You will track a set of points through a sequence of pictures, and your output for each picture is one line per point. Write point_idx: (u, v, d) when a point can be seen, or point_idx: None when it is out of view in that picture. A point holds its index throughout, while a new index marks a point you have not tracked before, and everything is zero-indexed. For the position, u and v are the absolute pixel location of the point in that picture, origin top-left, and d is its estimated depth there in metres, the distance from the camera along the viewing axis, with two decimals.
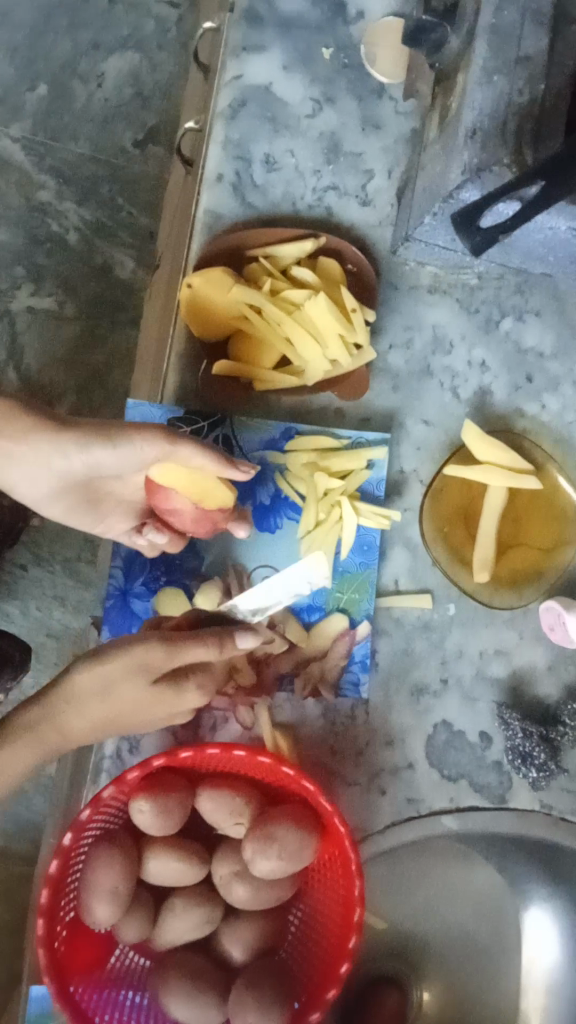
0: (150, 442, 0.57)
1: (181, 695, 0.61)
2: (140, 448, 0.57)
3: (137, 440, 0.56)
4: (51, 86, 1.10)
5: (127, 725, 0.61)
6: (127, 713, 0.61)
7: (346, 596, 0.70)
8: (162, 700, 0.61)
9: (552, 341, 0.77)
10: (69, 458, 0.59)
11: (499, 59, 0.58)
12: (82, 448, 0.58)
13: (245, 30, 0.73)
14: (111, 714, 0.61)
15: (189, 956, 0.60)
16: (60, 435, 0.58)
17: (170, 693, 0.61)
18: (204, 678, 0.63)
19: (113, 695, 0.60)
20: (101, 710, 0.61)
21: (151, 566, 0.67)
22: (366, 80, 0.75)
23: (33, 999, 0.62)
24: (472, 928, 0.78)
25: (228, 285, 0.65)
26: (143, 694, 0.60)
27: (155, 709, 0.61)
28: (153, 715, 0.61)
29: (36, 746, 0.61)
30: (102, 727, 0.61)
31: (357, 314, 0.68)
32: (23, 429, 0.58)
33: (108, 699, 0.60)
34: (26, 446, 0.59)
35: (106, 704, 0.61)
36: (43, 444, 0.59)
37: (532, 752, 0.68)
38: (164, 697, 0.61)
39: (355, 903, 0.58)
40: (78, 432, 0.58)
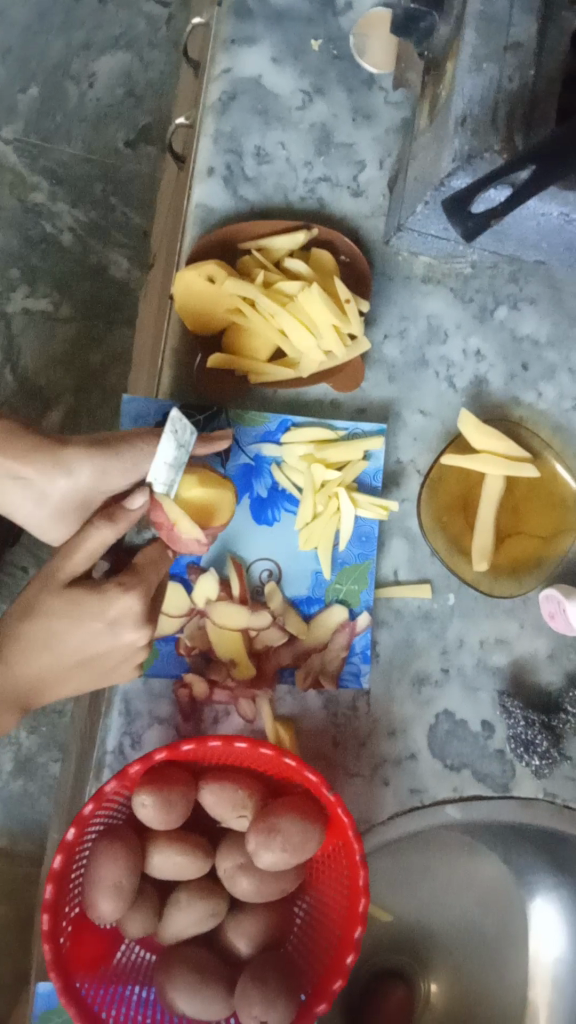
0: (155, 448, 0.58)
1: (107, 595, 0.54)
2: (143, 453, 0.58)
3: (140, 446, 0.57)
4: (43, 86, 1.10)
5: (69, 655, 0.56)
6: (61, 636, 0.55)
7: (346, 588, 0.70)
8: (87, 602, 0.54)
9: (547, 329, 0.77)
10: (73, 477, 0.58)
11: (488, 46, 0.58)
12: (90, 463, 0.57)
13: (234, 22, 0.73)
14: (47, 645, 0.55)
15: (194, 950, 0.59)
16: (63, 451, 0.57)
17: (94, 596, 0.54)
18: (131, 578, 0.55)
19: (35, 618, 0.54)
20: (34, 643, 0.54)
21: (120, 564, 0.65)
22: (357, 72, 0.75)
23: (39, 996, 0.61)
24: (479, 919, 0.78)
25: (222, 279, 0.65)
26: (68, 602, 0.54)
27: (82, 610, 0.54)
28: (86, 627, 0.54)
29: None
30: (44, 664, 0.56)
31: (351, 305, 0.67)
32: (25, 448, 0.57)
33: (31, 629, 0.54)
34: (31, 468, 0.57)
35: (34, 630, 0.54)
36: (43, 467, 0.57)
37: (535, 739, 0.68)
38: (91, 600, 0.54)
39: (360, 894, 0.58)
40: (83, 446, 0.57)
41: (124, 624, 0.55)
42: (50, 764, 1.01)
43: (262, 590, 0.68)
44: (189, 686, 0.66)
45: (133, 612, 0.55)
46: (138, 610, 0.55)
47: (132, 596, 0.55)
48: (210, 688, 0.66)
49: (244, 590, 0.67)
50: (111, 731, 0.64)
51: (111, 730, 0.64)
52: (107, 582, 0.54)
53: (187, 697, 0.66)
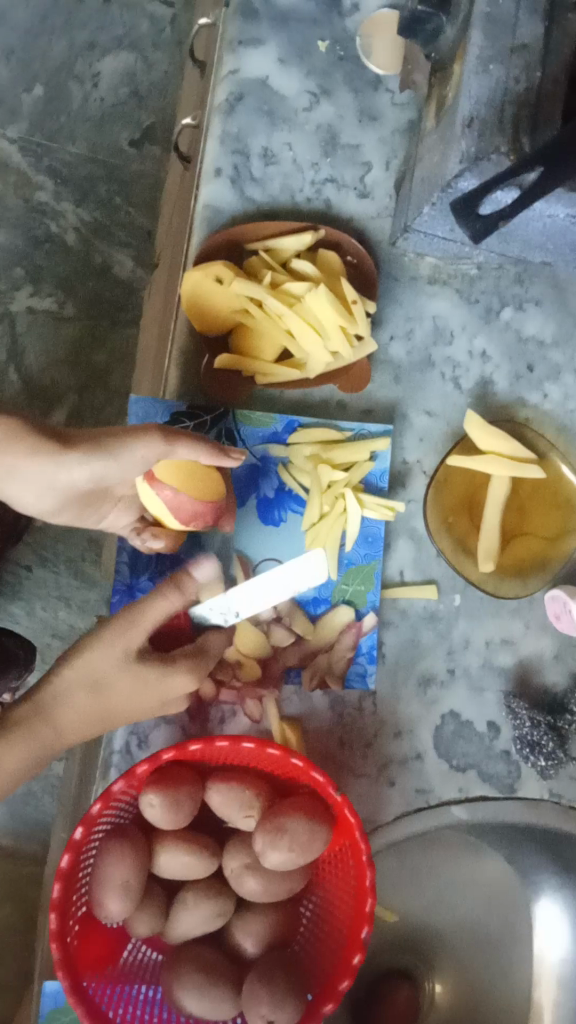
0: (156, 449, 0.55)
1: (169, 675, 0.59)
2: (142, 456, 0.55)
3: (140, 447, 0.55)
4: (47, 86, 1.11)
5: (122, 714, 0.59)
6: (119, 696, 0.59)
7: (352, 588, 0.70)
8: (151, 679, 0.59)
9: (553, 330, 0.77)
10: (76, 472, 0.56)
11: (495, 47, 0.58)
12: (92, 462, 0.55)
13: (241, 23, 0.73)
14: (103, 709, 0.59)
15: (201, 949, 0.60)
16: (65, 452, 0.55)
17: (159, 674, 0.59)
18: (193, 661, 0.61)
19: (102, 680, 0.59)
20: (95, 703, 0.59)
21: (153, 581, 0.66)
22: (363, 73, 0.76)
23: (46, 995, 0.61)
24: (483, 918, 0.78)
25: (229, 280, 0.65)
26: (135, 678, 0.59)
27: (140, 686, 0.59)
28: (145, 693, 0.59)
29: (31, 749, 0.57)
30: (94, 723, 0.59)
31: (358, 306, 0.68)
32: (26, 446, 0.54)
33: (97, 690, 0.59)
34: (29, 463, 0.55)
35: (99, 695, 0.59)
36: (48, 464, 0.55)
37: (541, 740, 0.68)
38: (154, 674, 0.59)
39: (367, 893, 0.58)
40: (85, 444, 0.55)
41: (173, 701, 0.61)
42: (54, 764, 1.01)
43: (269, 590, 0.68)
44: (196, 686, 0.66)
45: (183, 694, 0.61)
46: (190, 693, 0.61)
47: (189, 675, 0.60)
48: (217, 687, 0.66)
49: (251, 590, 0.68)
50: (118, 730, 0.64)
51: (118, 730, 0.64)
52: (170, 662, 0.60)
53: (194, 697, 0.66)
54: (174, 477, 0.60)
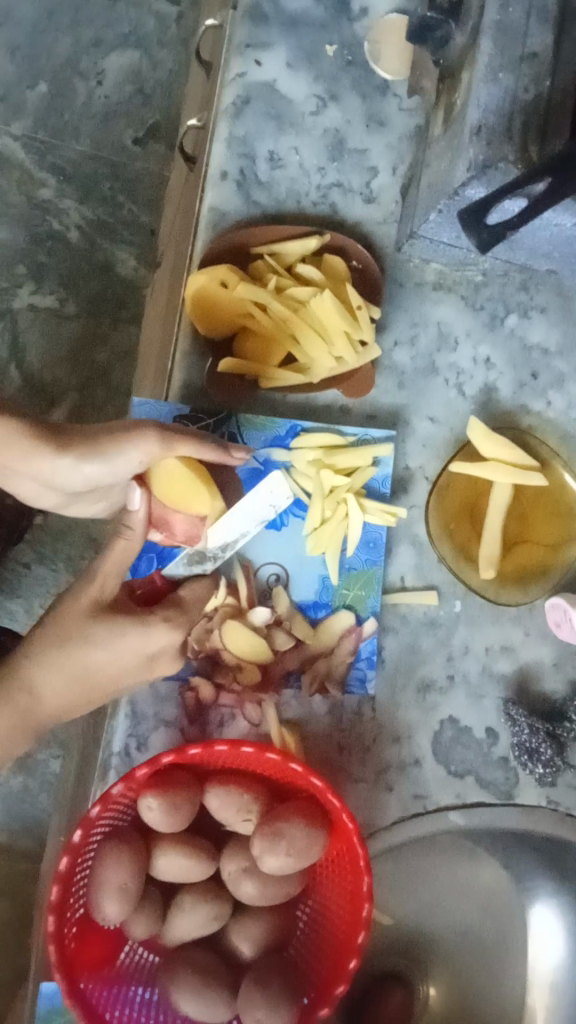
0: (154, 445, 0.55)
1: (148, 631, 0.56)
2: (141, 457, 0.55)
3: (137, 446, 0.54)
4: (52, 83, 1.10)
5: (102, 681, 0.56)
6: (97, 664, 0.55)
7: (353, 593, 0.70)
8: (128, 635, 0.55)
9: (557, 338, 0.77)
10: (78, 472, 0.55)
11: (504, 56, 0.58)
12: (92, 460, 0.54)
13: (249, 26, 0.73)
14: (81, 668, 0.55)
15: (197, 953, 0.60)
16: (65, 453, 0.53)
17: (137, 627, 0.56)
18: (173, 616, 0.58)
19: (77, 649, 0.55)
20: (71, 664, 0.55)
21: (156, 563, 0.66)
22: (370, 77, 0.75)
23: (42, 995, 0.62)
24: (478, 924, 0.78)
25: (234, 283, 0.65)
26: (111, 634, 0.55)
27: (119, 652, 0.55)
28: (125, 659, 0.56)
29: (9, 718, 0.55)
30: (75, 687, 0.56)
31: (363, 312, 0.68)
32: (25, 447, 0.53)
33: (72, 650, 0.55)
34: (29, 466, 0.54)
35: (74, 654, 0.55)
36: (46, 462, 0.54)
37: (539, 747, 0.68)
38: (133, 630, 0.56)
39: (364, 899, 0.58)
40: (83, 444, 0.54)
41: (160, 656, 0.57)
42: (51, 761, 1.01)
43: (269, 594, 0.69)
44: (195, 689, 0.66)
45: (170, 647, 0.58)
46: (175, 646, 0.58)
47: (173, 634, 0.57)
48: (216, 691, 0.66)
49: (251, 594, 0.68)
50: (117, 732, 0.64)
51: (117, 732, 0.64)
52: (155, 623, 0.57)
53: (193, 700, 0.66)
54: (167, 484, 0.59)
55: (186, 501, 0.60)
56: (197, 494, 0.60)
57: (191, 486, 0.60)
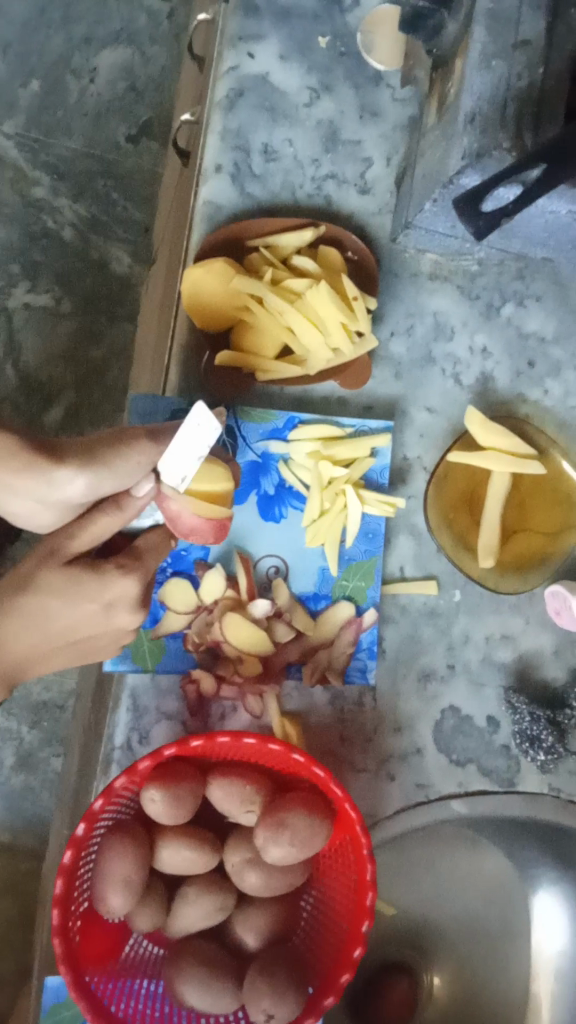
0: (150, 451, 0.55)
1: (104, 579, 0.56)
2: (138, 463, 0.54)
3: (134, 454, 0.54)
4: (44, 81, 1.10)
5: (64, 636, 0.58)
6: (58, 621, 0.57)
7: (352, 584, 0.70)
8: (85, 586, 0.55)
9: (553, 326, 0.77)
10: (72, 488, 0.54)
11: (498, 43, 0.58)
12: (82, 474, 0.53)
13: (241, 18, 0.73)
14: (42, 619, 0.56)
15: (202, 944, 0.60)
16: (61, 469, 0.52)
17: (94, 578, 0.56)
18: (128, 564, 0.57)
19: (34, 601, 0.55)
20: (33, 618, 0.56)
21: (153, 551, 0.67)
22: (363, 69, 0.75)
23: (47, 990, 0.62)
24: (481, 913, 0.79)
25: (229, 276, 0.64)
26: (69, 586, 0.55)
27: (72, 602, 0.56)
28: (82, 613, 0.56)
29: None
30: (38, 638, 0.58)
31: (359, 303, 0.67)
32: (20, 462, 0.52)
33: (30, 602, 0.55)
34: (21, 484, 0.53)
35: (32, 605, 0.55)
36: (42, 478, 0.53)
37: (540, 735, 0.69)
38: (91, 581, 0.56)
39: (367, 888, 0.58)
40: (76, 458, 0.53)
41: (119, 606, 0.57)
42: (52, 760, 1.01)
43: (269, 586, 0.69)
44: (197, 682, 0.66)
45: (129, 597, 0.57)
46: (135, 595, 0.58)
47: (130, 582, 0.57)
48: (218, 684, 0.66)
49: (251, 585, 0.68)
50: (119, 725, 0.64)
51: (119, 726, 0.64)
52: (108, 567, 0.56)
53: (194, 693, 0.66)
54: None
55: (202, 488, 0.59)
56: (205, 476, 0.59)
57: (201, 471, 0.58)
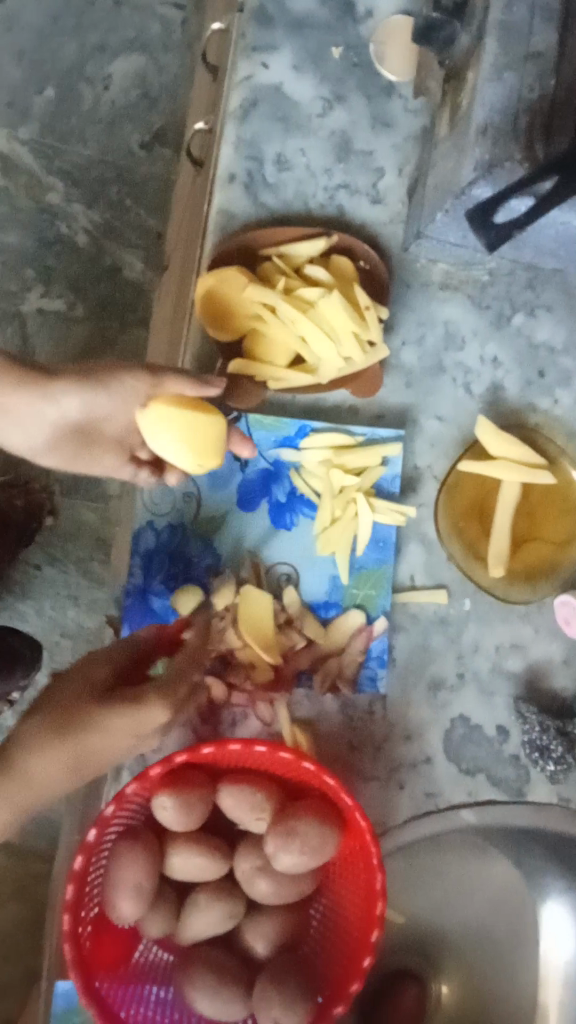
0: (142, 384, 0.60)
1: (142, 712, 0.56)
2: (131, 388, 0.60)
3: (128, 382, 0.60)
4: (59, 88, 1.11)
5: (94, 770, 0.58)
6: (94, 759, 0.57)
7: (363, 593, 0.70)
8: (122, 721, 0.56)
9: (563, 335, 0.77)
10: (65, 406, 0.60)
11: (508, 56, 0.59)
12: (76, 393, 0.59)
13: (256, 30, 0.73)
14: (79, 757, 0.57)
15: (212, 951, 0.60)
16: (52, 384, 0.59)
17: (132, 711, 0.56)
18: (166, 690, 0.58)
19: (73, 741, 0.56)
20: (70, 759, 0.57)
21: (168, 560, 0.68)
22: (377, 80, 0.76)
23: (57, 995, 0.62)
24: (489, 924, 0.79)
25: (243, 284, 0.65)
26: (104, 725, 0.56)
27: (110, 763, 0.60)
28: (115, 748, 0.57)
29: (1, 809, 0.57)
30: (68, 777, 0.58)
31: (370, 312, 0.68)
32: (12, 381, 0.59)
33: (69, 742, 0.57)
34: (16, 402, 0.59)
35: (73, 744, 0.56)
36: (36, 398, 0.59)
37: (550, 745, 0.69)
38: (125, 716, 0.56)
39: (377, 897, 0.58)
40: (71, 379, 0.60)
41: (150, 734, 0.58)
42: None
43: (280, 593, 0.69)
44: (208, 691, 0.66)
45: (158, 726, 0.58)
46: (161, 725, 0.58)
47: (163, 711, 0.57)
48: (229, 691, 0.66)
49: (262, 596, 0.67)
50: None
51: None
52: (142, 700, 0.57)
53: (206, 700, 0.66)
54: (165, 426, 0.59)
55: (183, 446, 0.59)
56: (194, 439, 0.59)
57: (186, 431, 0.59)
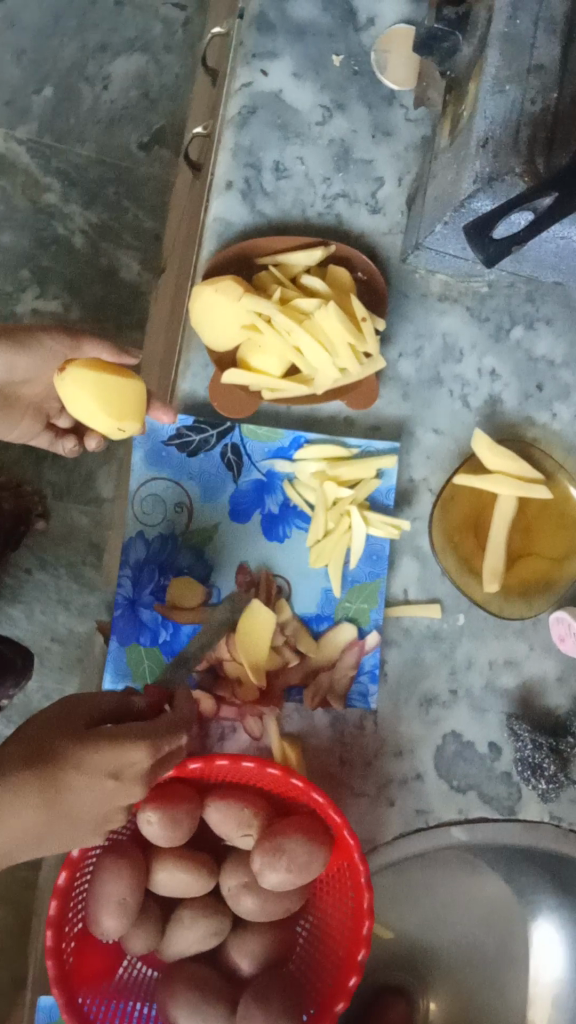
0: (59, 343, 0.68)
1: (122, 749, 0.51)
2: (52, 349, 0.67)
3: (48, 344, 0.67)
4: (58, 88, 1.10)
5: (71, 824, 0.51)
6: (72, 808, 0.50)
7: (355, 606, 0.69)
8: (105, 756, 0.51)
9: (563, 349, 0.77)
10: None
11: (511, 68, 0.58)
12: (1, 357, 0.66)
13: (256, 36, 0.72)
14: (55, 805, 0.50)
15: (196, 968, 0.60)
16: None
17: (115, 747, 0.51)
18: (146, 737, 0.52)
19: (40, 787, 0.49)
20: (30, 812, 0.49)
21: (159, 572, 0.67)
22: (377, 88, 0.75)
23: (39, 1009, 0.62)
24: (479, 938, 0.78)
25: (238, 296, 0.63)
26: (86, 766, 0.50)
27: (79, 829, 0.52)
28: (95, 795, 0.51)
29: None
30: (30, 835, 0.49)
31: (367, 324, 0.67)
32: None
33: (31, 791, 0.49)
34: None
35: (43, 788, 0.49)
36: None
37: (542, 763, 0.68)
38: (108, 753, 0.51)
39: (364, 917, 0.58)
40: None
41: (129, 781, 0.52)
42: None
43: None
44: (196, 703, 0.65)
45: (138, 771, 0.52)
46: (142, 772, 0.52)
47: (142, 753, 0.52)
48: (218, 705, 0.66)
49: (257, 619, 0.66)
50: None
51: None
52: (125, 737, 0.52)
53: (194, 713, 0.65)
54: (87, 391, 0.60)
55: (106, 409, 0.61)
56: (117, 405, 0.61)
57: (109, 396, 0.61)
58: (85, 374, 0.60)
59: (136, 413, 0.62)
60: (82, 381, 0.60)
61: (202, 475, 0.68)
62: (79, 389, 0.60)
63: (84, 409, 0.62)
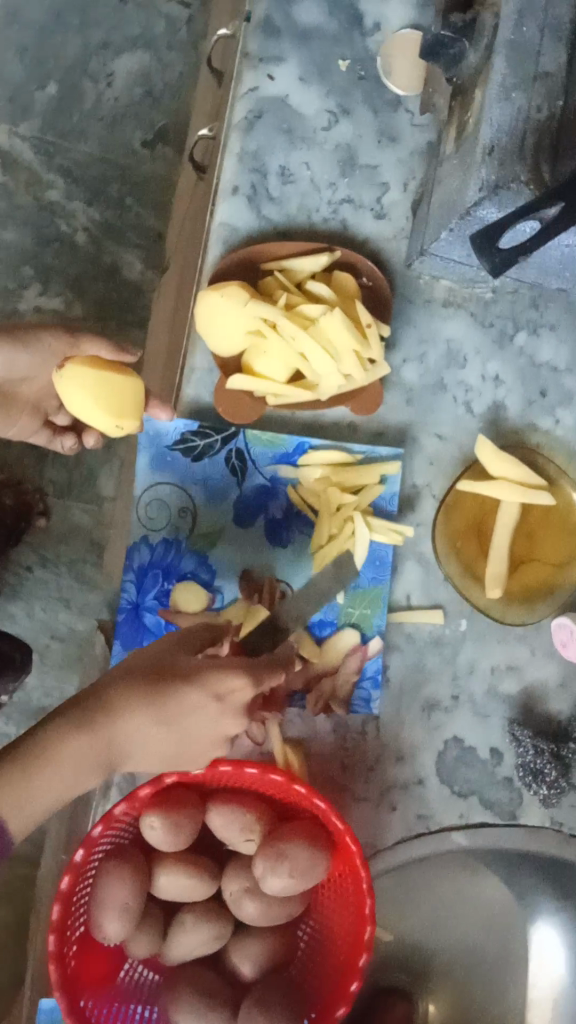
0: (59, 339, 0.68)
1: (223, 679, 0.54)
2: (51, 345, 0.68)
3: (46, 338, 0.68)
4: (61, 86, 1.10)
5: (183, 747, 0.56)
6: (181, 732, 0.55)
7: (358, 611, 0.69)
8: (207, 688, 0.54)
9: (566, 356, 0.77)
10: None
11: (517, 75, 0.58)
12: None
13: (262, 40, 0.72)
14: (167, 723, 0.54)
15: (198, 972, 0.60)
16: None
17: (218, 679, 0.54)
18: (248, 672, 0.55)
19: (158, 702, 0.54)
20: (148, 723, 0.54)
21: (162, 577, 0.67)
22: (383, 92, 0.75)
23: (41, 1012, 0.62)
24: (480, 941, 0.78)
25: (244, 300, 0.63)
26: (193, 693, 0.54)
27: (191, 753, 0.56)
28: (201, 724, 0.54)
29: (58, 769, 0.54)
30: (147, 744, 0.55)
31: (372, 330, 0.67)
32: None
33: (149, 707, 0.54)
34: None
35: (160, 704, 0.54)
36: None
37: (544, 768, 0.68)
38: (209, 686, 0.54)
39: (366, 922, 0.58)
40: None
41: (232, 714, 0.55)
42: None
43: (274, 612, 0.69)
44: None
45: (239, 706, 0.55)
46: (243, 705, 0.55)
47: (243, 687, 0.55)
48: None
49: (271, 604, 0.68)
50: None
51: None
52: (226, 672, 0.55)
53: None
54: (84, 384, 0.60)
55: (103, 403, 0.61)
56: (114, 399, 0.61)
57: (106, 391, 0.61)
58: (84, 368, 0.61)
59: (133, 410, 0.62)
60: (81, 374, 0.60)
61: (206, 480, 0.69)
62: (76, 383, 0.60)
63: (80, 404, 0.61)
